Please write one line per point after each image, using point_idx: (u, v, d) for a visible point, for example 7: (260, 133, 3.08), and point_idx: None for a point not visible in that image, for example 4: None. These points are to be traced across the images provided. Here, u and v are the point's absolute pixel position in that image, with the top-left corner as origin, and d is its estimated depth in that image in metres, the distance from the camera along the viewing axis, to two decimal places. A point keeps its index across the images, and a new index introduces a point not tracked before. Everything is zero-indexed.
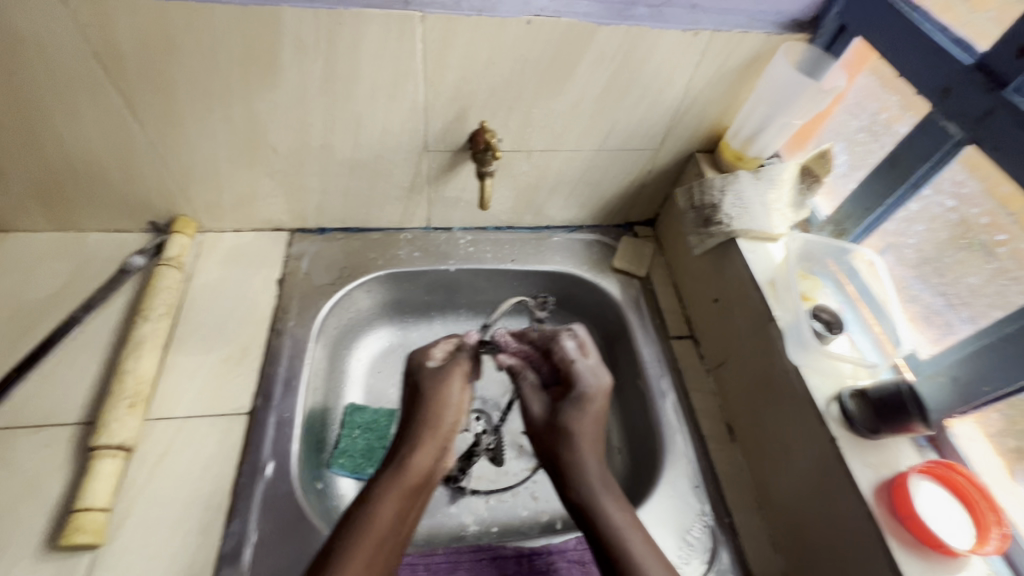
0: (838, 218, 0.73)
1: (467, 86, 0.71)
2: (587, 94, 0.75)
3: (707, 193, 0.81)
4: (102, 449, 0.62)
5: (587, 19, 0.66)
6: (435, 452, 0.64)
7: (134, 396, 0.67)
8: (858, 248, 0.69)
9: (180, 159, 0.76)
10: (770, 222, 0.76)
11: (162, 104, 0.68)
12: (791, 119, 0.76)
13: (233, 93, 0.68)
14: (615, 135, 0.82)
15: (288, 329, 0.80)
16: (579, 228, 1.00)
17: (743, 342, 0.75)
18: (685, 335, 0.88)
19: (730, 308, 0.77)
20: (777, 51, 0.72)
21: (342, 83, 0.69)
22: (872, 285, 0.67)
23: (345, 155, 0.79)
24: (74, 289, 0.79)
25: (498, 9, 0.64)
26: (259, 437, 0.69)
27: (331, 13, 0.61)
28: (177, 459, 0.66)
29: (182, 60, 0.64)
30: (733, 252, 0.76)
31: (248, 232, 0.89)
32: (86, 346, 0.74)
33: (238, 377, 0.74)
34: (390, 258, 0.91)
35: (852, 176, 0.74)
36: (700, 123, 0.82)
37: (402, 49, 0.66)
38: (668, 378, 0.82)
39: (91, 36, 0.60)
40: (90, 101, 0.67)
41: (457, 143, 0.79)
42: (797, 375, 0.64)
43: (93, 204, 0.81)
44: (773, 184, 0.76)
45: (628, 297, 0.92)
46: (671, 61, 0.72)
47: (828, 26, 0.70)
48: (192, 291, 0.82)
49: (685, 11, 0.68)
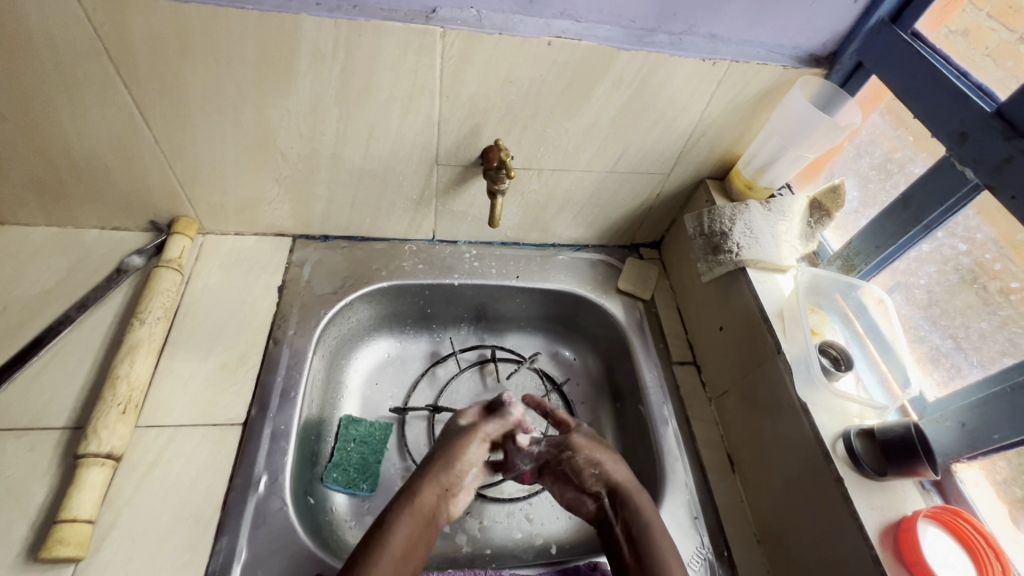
0: (848, 253, 0.72)
1: (482, 103, 0.71)
2: (602, 116, 0.75)
3: (716, 221, 0.81)
4: (90, 456, 0.60)
5: (608, 43, 0.66)
6: (438, 488, 0.67)
7: (126, 401, 0.65)
8: (867, 284, 0.69)
9: (187, 160, 0.74)
10: (779, 253, 0.76)
11: (172, 105, 0.67)
12: (803, 153, 0.76)
13: (245, 98, 0.67)
14: (626, 158, 0.82)
15: (287, 339, 0.78)
16: (584, 247, 0.99)
17: (748, 372, 0.74)
18: (687, 360, 0.87)
19: (736, 338, 0.77)
20: (793, 84, 0.72)
21: (358, 93, 0.68)
22: (881, 322, 0.67)
23: (354, 165, 0.78)
24: (68, 287, 0.77)
25: (520, 29, 0.64)
26: (253, 450, 0.67)
27: (351, 24, 0.60)
28: (167, 470, 0.64)
29: (196, 62, 0.62)
30: (741, 281, 0.76)
31: (251, 236, 0.88)
32: (78, 346, 0.72)
33: (235, 386, 0.72)
34: (394, 269, 0.90)
35: (862, 213, 0.75)
36: (712, 150, 0.82)
37: (420, 63, 0.65)
38: (670, 405, 0.82)
39: (104, 33, 0.59)
40: (100, 98, 0.65)
41: (469, 158, 0.79)
42: (803, 412, 0.63)
43: (94, 201, 0.79)
44: (783, 216, 0.78)
45: (632, 320, 0.91)
46: (688, 89, 0.72)
47: (844, 63, 0.71)
48: (191, 294, 0.80)
49: (704, 40, 0.69)
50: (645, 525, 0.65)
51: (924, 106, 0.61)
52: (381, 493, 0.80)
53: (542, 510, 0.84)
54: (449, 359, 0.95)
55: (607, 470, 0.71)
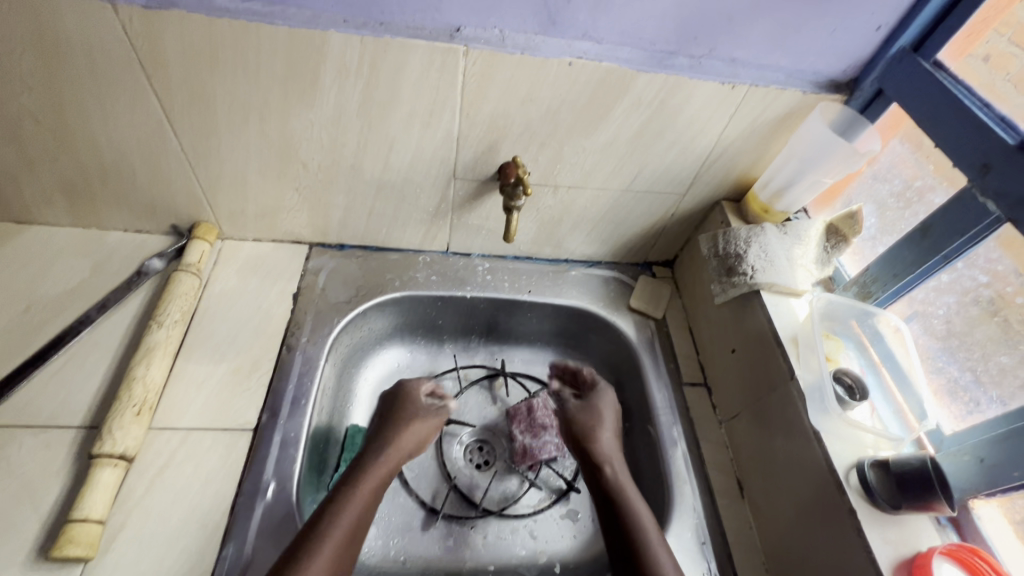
0: (865, 280, 0.71)
1: (502, 120, 0.72)
2: (619, 136, 0.75)
3: (731, 243, 0.80)
4: (103, 457, 0.61)
5: (629, 65, 0.66)
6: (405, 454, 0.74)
7: (141, 403, 0.66)
8: (884, 312, 0.68)
9: (211, 167, 0.76)
10: (794, 277, 0.76)
11: (199, 114, 0.69)
12: (821, 178, 0.76)
13: (270, 109, 0.69)
14: (642, 178, 0.82)
15: (300, 346, 0.79)
16: (597, 263, 0.99)
17: (760, 397, 0.73)
18: (698, 382, 0.87)
19: (748, 361, 0.76)
20: (812, 109, 0.73)
21: (380, 107, 0.69)
22: (896, 351, 0.66)
23: (373, 177, 0.79)
24: (90, 288, 0.79)
25: (541, 49, 0.65)
26: (263, 456, 0.68)
27: (377, 40, 0.62)
28: (177, 472, 0.65)
29: (225, 73, 0.64)
30: (755, 304, 0.76)
31: (269, 243, 0.89)
32: (96, 346, 0.73)
33: (247, 391, 0.73)
34: (408, 280, 0.90)
35: (880, 240, 0.74)
36: (729, 172, 0.82)
37: (442, 80, 0.66)
38: (680, 427, 0.81)
39: (138, 44, 0.61)
40: (131, 106, 0.67)
41: (486, 173, 0.79)
42: (817, 440, 0.62)
43: (120, 204, 0.81)
44: (799, 240, 0.78)
45: (643, 339, 0.90)
46: (706, 111, 0.72)
47: (864, 90, 0.71)
48: (208, 299, 0.81)
49: (724, 64, 0.69)
50: (631, 514, 0.68)
51: (946, 136, 0.61)
52: (388, 505, 0.82)
53: (547, 529, 0.83)
54: (454, 373, 0.95)
55: (594, 442, 0.76)
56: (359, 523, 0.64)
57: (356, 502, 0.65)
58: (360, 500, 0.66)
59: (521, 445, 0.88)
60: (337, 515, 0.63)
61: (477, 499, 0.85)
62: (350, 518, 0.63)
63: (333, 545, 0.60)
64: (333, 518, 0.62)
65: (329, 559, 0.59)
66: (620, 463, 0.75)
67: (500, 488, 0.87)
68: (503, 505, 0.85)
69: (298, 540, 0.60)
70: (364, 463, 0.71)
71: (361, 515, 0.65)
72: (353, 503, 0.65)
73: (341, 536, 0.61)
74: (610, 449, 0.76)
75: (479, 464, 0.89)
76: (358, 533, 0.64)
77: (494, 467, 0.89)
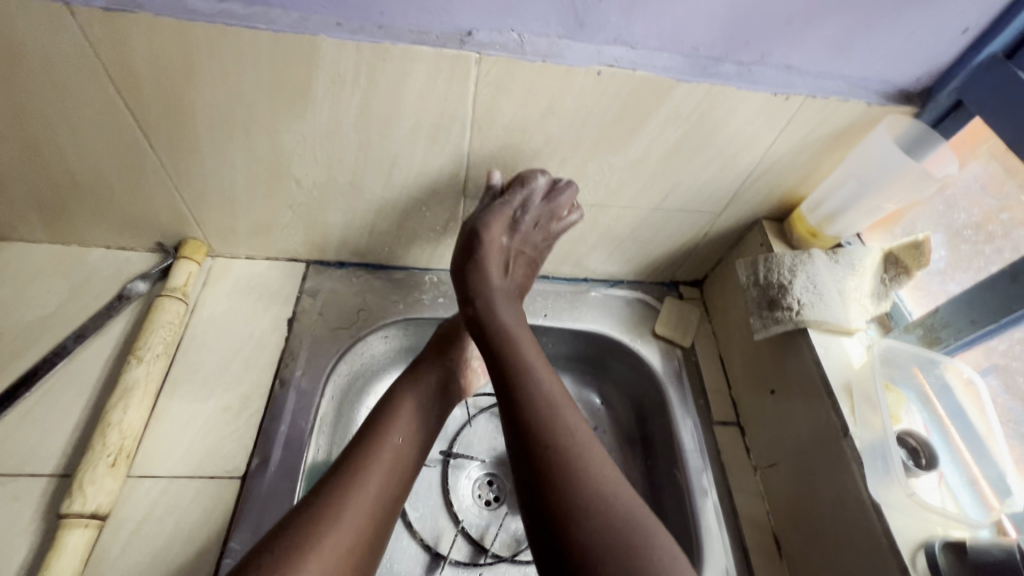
0: (931, 323, 0.63)
1: (518, 134, 0.63)
2: (651, 152, 0.66)
3: (773, 271, 0.71)
4: (73, 517, 0.55)
5: (667, 74, 0.57)
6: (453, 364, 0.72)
7: (116, 452, 0.60)
8: (953, 361, 0.60)
9: (194, 184, 0.68)
10: (847, 313, 0.67)
11: (176, 127, 0.61)
12: (881, 203, 0.67)
13: (256, 122, 0.61)
14: (674, 196, 0.73)
15: (295, 380, 0.72)
16: (619, 283, 0.91)
17: (804, 449, 0.65)
18: (730, 421, 0.78)
19: (790, 407, 0.68)
20: (879, 123, 0.63)
21: (380, 120, 0.61)
22: (969, 411, 0.58)
23: (374, 194, 0.71)
24: (66, 314, 0.72)
25: (566, 57, 0.56)
26: (251, 509, 0.62)
27: (376, 47, 0.53)
28: (157, 529, 0.59)
29: (203, 83, 0.56)
30: (801, 343, 0.67)
31: (262, 261, 0.82)
32: (72, 382, 0.67)
33: (235, 433, 0.66)
34: (413, 303, 0.83)
35: (951, 276, 0.66)
36: (773, 190, 0.73)
37: (451, 91, 0.58)
38: (710, 473, 0.73)
39: (102, 52, 0.53)
40: (100, 119, 0.59)
41: (500, 191, 0.71)
42: (876, 513, 0.55)
43: (98, 222, 0.74)
44: (852, 270, 0.68)
45: (669, 370, 0.82)
46: (753, 124, 0.63)
47: (940, 101, 0.61)
48: (195, 325, 0.75)
49: (778, 72, 0.59)
50: (556, 411, 0.57)
51: None
52: (390, 548, 0.75)
53: None
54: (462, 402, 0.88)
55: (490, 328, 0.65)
56: (391, 478, 0.59)
57: (385, 456, 0.60)
58: (391, 450, 0.60)
59: None
60: (367, 469, 0.58)
61: (486, 542, 0.78)
62: (381, 472, 0.58)
63: (362, 497, 0.56)
64: (360, 471, 0.57)
65: (359, 514, 0.55)
66: (532, 345, 0.64)
67: (510, 529, 0.80)
68: (514, 550, 0.78)
69: (325, 492, 0.55)
70: (393, 407, 0.65)
71: (394, 470, 0.60)
72: (384, 455, 0.60)
73: (369, 492, 0.57)
74: (508, 318, 0.66)
75: (487, 501, 0.82)
76: (393, 484, 0.59)
77: (504, 505, 0.82)
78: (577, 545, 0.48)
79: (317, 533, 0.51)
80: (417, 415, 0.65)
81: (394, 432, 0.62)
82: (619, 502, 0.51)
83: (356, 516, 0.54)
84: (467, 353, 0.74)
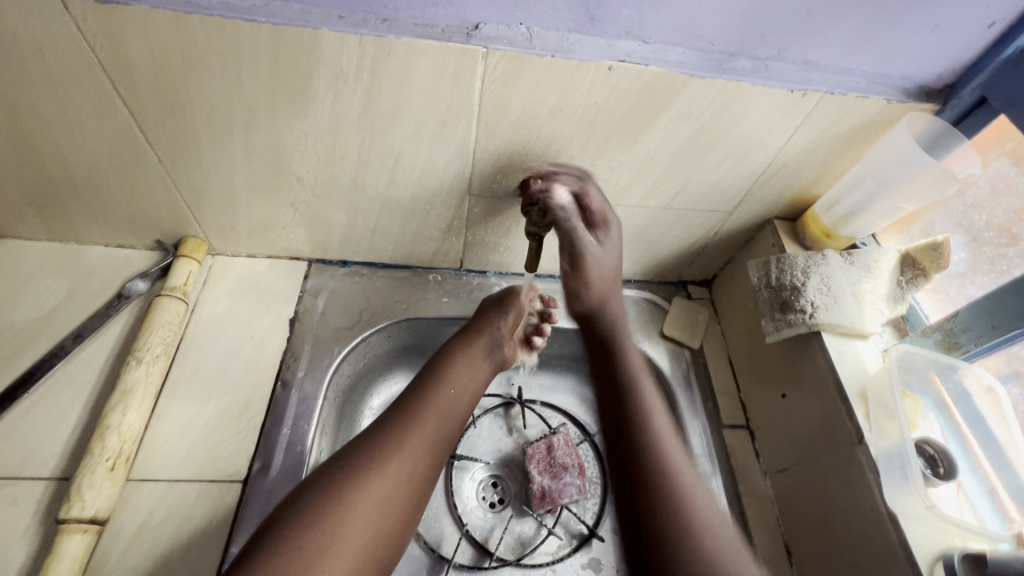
0: (951, 327, 0.61)
1: (525, 132, 0.61)
2: (662, 150, 0.64)
3: (786, 272, 0.69)
4: (72, 522, 0.54)
5: (680, 70, 0.55)
6: (490, 341, 0.71)
7: (115, 456, 0.59)
8: (971, 367, 0.58)
9: (194, 182, 0.67)
10: (862, 316, 0.65)
11: (175, 124, 0.59)
12: (899, 203, 0.65)
13: (257, 118, 0.59)
14: (684, 195, 0.71)
15: (297, 381, 0.71)
16: (626, 283, 0.89)
17: (816, 455, 0.64)
18: (739, 424, 0.77)
19: (802, 412, 0.67)
20: (899, 120, 0.61)
21: (383, 117, 0.59)
22: (989, 418, 0.57)
23: (377, 192, 0.69)
24: (64, 314, 0.71)
25: (575, 51, 0.54)
26: (252, 514, 0.60)
27: (380, 41, 0.52)
28: (156, 534, 0.58)
29: (202, 78, 0.54)
30: (815, 347, 0.65)
31: (264, 259, 0.81)
32: (71, 383, 0.66)
33: (236, 436, 0.65)
34: (417, 302, 0.81)
35: (970, 279, 0.65)
36: (786, 189, 0.71)
37: (457, 87, 0.56)
38: (719, 478, 0.72)
39: (97, 46, 0.52)
40: (97, 115, 0.58)
41: (506, 189, 0.69)
42: (892, 523, 0.53)
43: (97, 220, 0.72)
44: (868, 272, 0.67)
45: (678, 372, 0.81)
46: (767, 122, 0.61)
47: (963, 98, 0.59)
48: (195, 325, 0.73)
49: (795, 67, 0.57)
50: (651, 429, 0.59)
51: None
52: None
53: None
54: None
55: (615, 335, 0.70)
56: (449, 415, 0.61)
57: (441, 397, 0.62)
58: (437, 406, 0.61)
59: (540, 489, 0.79)
60: (422, 407, 0.60)
61: (490, 545, 0.77)
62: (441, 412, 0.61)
63: (424, 433, 0.58)
64: (417, 411, 0.60)
65: (418, 447, 0.57)
66: (647, 375, 0.66)
67: (515, 532, 0.79)
68: (519, 553, 0.77)
69: (383, 429, 0.57)
70: (440, 371, 0.66)
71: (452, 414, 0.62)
72: (440, 397, 0.62)
73: (430, 429, 0.59)
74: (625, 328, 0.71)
75: (491, 504, 0.81)
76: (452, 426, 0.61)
77: (509, 508, 0.81)
78: (660, 527, 0.52)
79: (374, 460, 0.55)
80: (473, 371, 0.67)
81: (448, 381, 0.64)
82: (702, 526, 0.52)
83: (417, 449, 0.57)
84: (517, 321, 0.74)
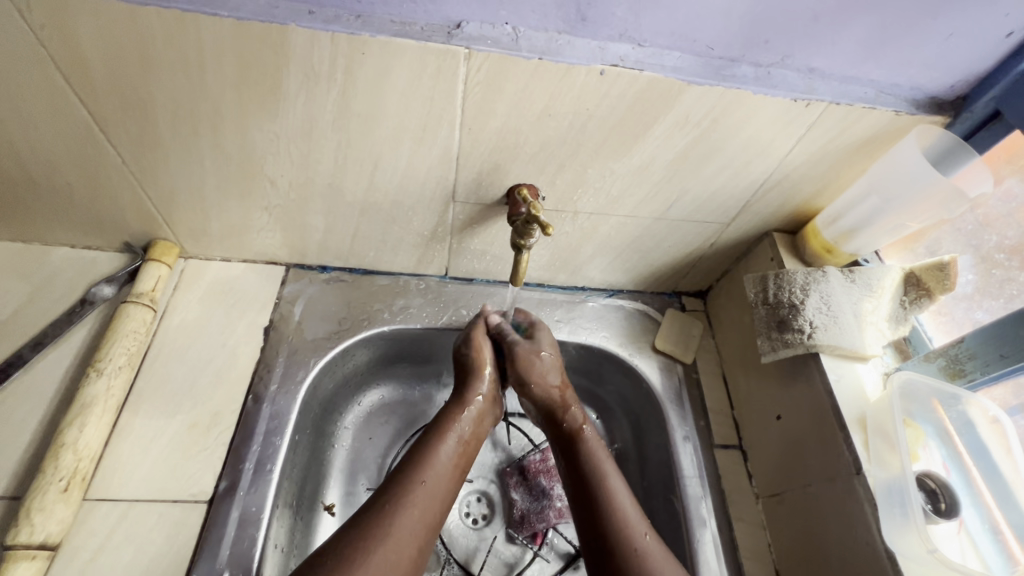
0: (956, 353, 0.59)
1: (510, 139, 0.58)
2: (657, 158, 0.61)
3: (785, 288, 0.66)
4: (19, 549, 0.51)
5: (677, 76, 0.51)
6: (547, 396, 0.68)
7: (70, 476, 0.55)
8: (976, 396, 0.57)
9: (161, 183, 0.63)
10: (862, 337, 0.62)
11: (137, 123, 0.56)
12: (904, 220, 0.62)
13: (223, 118, 0.55)
14: (680, 205, 0.68)
15: (269, 396, 0.67)
16: (618, 293, 0.85)
17: (810, 483, 0.61)
18: (732, 444, 0.74)
19: (796, 433, 0.64)
20: (907, 133, 0.58)
21: (359, 120, 0.55)
22: (994, 451, 0.55)
23: (356, 197, 0.66)
24: (25, 318, 0.67)
25: (564, 54, 0.50)
26: (216, 538, 0.57)
27: (353, 39, 0.48)
28: (113, 559, 0.54)
29: (163, 77, 0.51)
30: (812, 367, 0.63)
31: (239, 263, 0.77)
32: (28, 395, 0.62)
33: (203, 453, 0.62)
34: (399, 311, 0.78)
35: (978, 302, 0.63)
36: (786, 201, 0.68)
37: (437, 90, 0.52)
38: (709, 502, 0.69)
39: (45, 38, 0.48)
40: (50, 112, 0.54)
41: (492, 197, 0.66)
42: (890, 563, 0.51)
43: (60, 220, 0.69)
44: (869, 290, 0.63)
45: (670, 387, 0.78)
46: (768, 131, 0.58)
47: (976, 111, 0.55)
48: (164, 334, 0.70)
49: (799, 75, 0.54)
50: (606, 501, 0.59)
51: None
52: None
53: None
54: None
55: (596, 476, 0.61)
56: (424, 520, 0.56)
57: (431, 481, 0.58)
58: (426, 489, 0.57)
59: (519, 512, 0.78)
60: (414, 486, 0.57)
61: (473, 568, 0.74)
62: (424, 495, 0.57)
63: (418, 515, 0.55)
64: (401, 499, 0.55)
65: (404, 541, 0.53)
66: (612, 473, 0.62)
67: (500, 555, 0.76)
68: None
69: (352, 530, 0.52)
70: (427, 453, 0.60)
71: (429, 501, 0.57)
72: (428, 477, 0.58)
73: (410, 525, 0.54)
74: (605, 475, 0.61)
75: (473, 521, 0.78)
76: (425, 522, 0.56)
77: (492, 527, 0.78)
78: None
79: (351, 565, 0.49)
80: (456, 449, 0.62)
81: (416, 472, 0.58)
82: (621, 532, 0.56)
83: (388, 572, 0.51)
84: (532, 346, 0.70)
